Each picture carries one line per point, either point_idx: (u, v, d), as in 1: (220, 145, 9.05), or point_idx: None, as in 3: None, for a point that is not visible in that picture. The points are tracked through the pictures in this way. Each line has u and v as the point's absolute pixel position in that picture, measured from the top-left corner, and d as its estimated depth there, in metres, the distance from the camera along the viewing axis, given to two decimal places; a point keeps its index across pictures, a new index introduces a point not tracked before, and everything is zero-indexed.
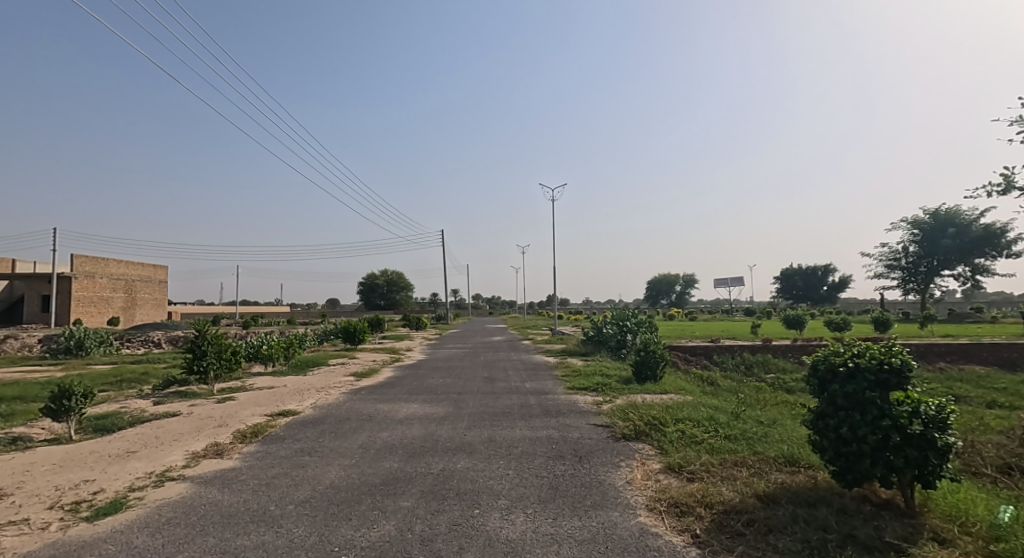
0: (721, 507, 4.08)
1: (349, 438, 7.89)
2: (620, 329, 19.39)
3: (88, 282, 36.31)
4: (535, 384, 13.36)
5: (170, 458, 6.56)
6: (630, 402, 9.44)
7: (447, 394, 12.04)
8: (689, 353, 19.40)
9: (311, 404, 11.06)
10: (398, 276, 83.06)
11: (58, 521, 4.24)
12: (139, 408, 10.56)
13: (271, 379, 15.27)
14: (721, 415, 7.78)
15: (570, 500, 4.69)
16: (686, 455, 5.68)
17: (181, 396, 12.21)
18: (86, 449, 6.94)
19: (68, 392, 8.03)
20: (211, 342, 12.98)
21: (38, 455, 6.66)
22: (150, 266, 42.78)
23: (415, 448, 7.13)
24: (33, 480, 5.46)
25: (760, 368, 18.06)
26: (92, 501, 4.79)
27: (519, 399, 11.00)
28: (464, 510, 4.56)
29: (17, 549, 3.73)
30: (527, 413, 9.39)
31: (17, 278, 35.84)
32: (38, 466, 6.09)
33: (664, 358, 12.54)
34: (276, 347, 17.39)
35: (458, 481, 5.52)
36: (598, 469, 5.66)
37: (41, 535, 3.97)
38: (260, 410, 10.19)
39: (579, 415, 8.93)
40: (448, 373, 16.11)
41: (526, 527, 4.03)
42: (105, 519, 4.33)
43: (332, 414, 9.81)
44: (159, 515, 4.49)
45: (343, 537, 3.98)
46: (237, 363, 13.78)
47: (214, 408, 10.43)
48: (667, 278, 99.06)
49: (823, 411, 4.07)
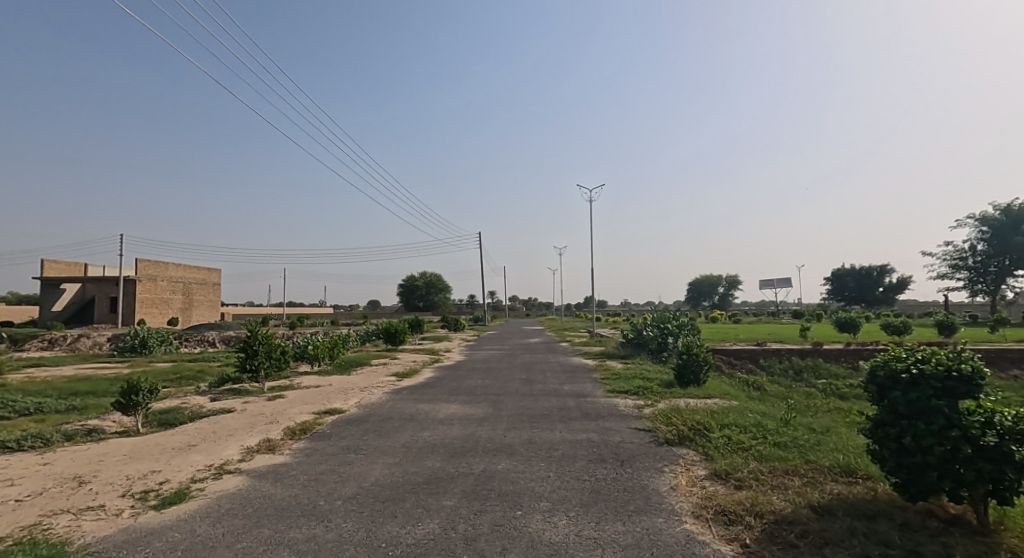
0: (772, 516, 3.94)
1: (391, 437, 8.06)
2: (661, 332, 19.01)
3: (150, 285, 38.67)
4: (573, 387, 13.20)
5: (226, 452, 6.89)
6: (672, 406, 9.25)
7: (486, 395, 12.14)
8: (734, 357, 18.86)
9: (354, 403, 11.41)
10: (436, 278, 84.85)
11: (130, 509, 4.53)
12: (197, 404, 11.16)
13: (317, 378, 15.82)
14: (769, 422, 7.50)
15: (613, 504, 4.66)
16: (732, 462, 5.51)
17: (234, 393, 12.79)
18: (151, 442, 7.37)
19: (135, 388, 8.56)
20: (262, 342, 13.58)
21: (111, 447, 7.11)
22: (204, 270, 45.11)
23: (456, 448, 7.25)
24: (106, 469, 5.86)
25: (809, 373, 17.28)
26: (159, 490, 5.09)
27: (557, 401, 10.96)
28: (506, 511, 4.59)
29: (94, 533, 4.00)
30: (565, 416, 9.33)
31: (88, 281, 38.69)
32: (110, 456, 6.52)
33: (707, 362, 12.18)
34: (321, 347, 17.99)
35: (499, 482, 5.56)
36: (640, 474, 5.55)
37: (115, 521, 4.25)
38: (307, 408, 10.58)
39: (619, 419, 8.83)
40: (486, 375, 16.25)
41: (569, 530, 4.02)
42: (171, 508, 4.60)
43: (376, 413, 10.09)
44: (218, 506, 4.75)
45: (390, 533, 4.09)
46: (285, 363, 14.34)
47: (265, 405, 10.88)
48: (708, 279, 96.57)
49: (883, 420, 3.86)
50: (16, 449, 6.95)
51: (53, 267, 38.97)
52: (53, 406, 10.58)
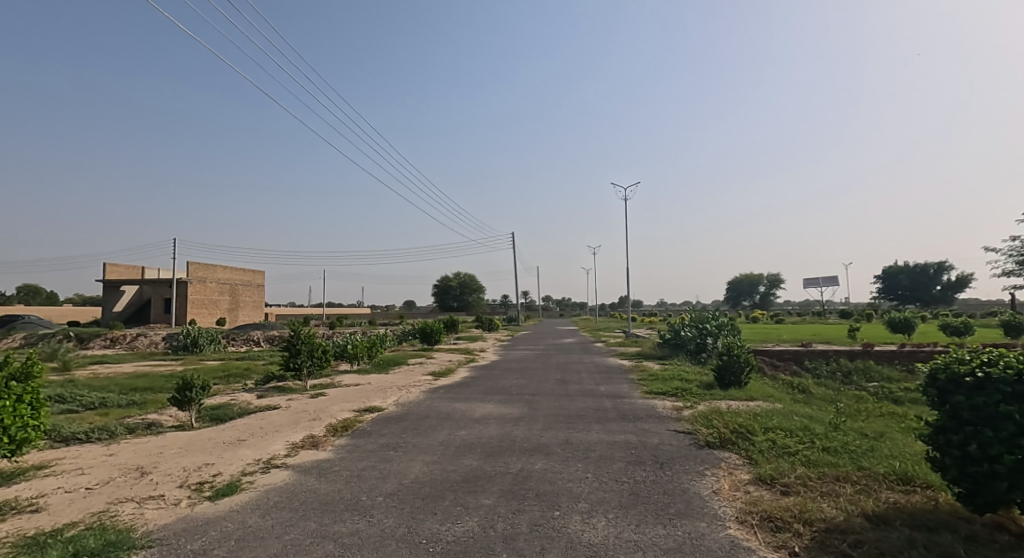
0: (822, 524, 3.79)
1: (429, 435, 8.19)
2: (699, 333, 18.55)
3: (200, 286, 40.61)
4: (609, 388, 13.05)
5: (273, 447, 7.17)
6: (713, 409, 9.01)
7: (521, 395, 12.17)
8: (778, 359, 18.21)
9: (393, 401, 11.65)
10: (470, 279, 85.71)
11: (187, 499, 4.78)
12: (245, 400, 11.65)
13: (356, 377, 16.25)
14: (817, 426, 7.20)
15: (652, 506, 4.59)
16: (778, 467, 5.33)
17: (278, 391, 13.29)
18: (204, 436, 7.75)
19: (189, 384, 9.01)
20: (304, 341, 14.05)
21: (168, 440, 7.52)
22: (249, 272, 47.04)
23: (492, 447, 7.30)
24: (165, 461, 6.20)
25: (859, 376, 16.50)
26: (213, 482, 5.35)
27: (593, 402, 10.88)
28: (544, 512, 4.59)
29: (156, 521, 4.25)
30: (602, 417, 9.23)
31: (145, 283, 40.98)
32: (168, 449, 6.89)
33: (749, 363, 11.80)
34: (360, 347, 18.45)
35: (536, 482, 5.56)
36: (681, 477, 5.45)
37: (174, 510, 4.49)
38: (348, 406, 10.88)
39: (657, 420, 8.68)
40: (521, 375, 16.27)
41: (608, 532, 3.99)
42: (224, 500, 4.83)
43: (414, 412, 10.27)
44: (267, 499, 4.95)
45: (430, 530, 4.16)
46: (326, 362, 14.78)
47: (308, 403, 11.26)
48: (748, 278, 93.68)
49: (945, 426, 3.65)
50: (84, 441, 7.43)
51: (113, 270, 41.48)
52: (115, 401, 11.27)
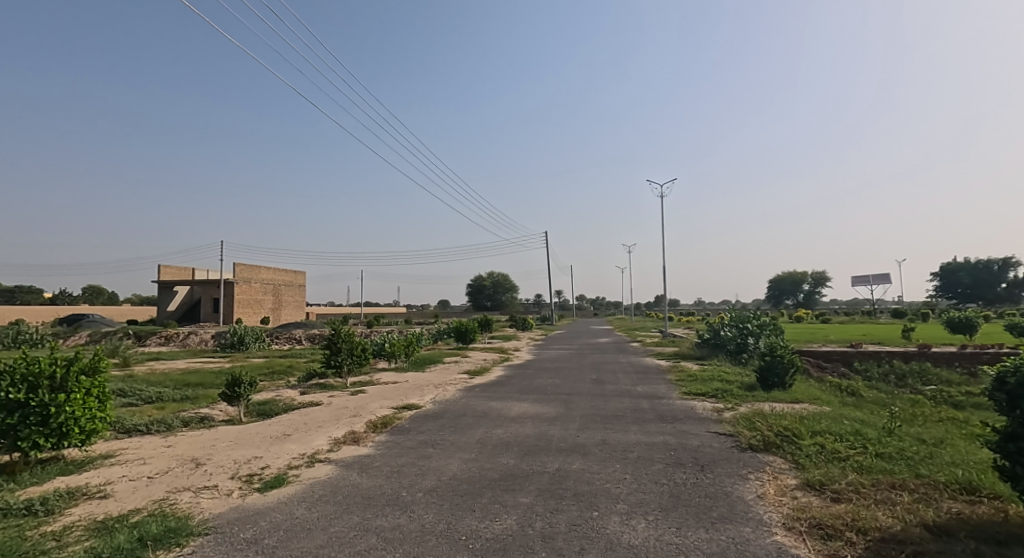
0: (877, 534, 3.61)
1: (466, 433, 8.28)
2: (740, 332, 18.00)
3: (246, 287, 42.38)
4: (646, 388, 12.83)
5: (317, 442, 7.41)
6: (756, 411, 8.73)
7: (557, 395, 12.12)
8: (824, 360, 17.47)
9: (430, 399, 11.83)
10: (503, 278, 86.15)
11: (238, 490, 5.01)
12: (289, 396, 12.09)
13: (394, 375, 16.58)
14: (869, 431, 6.87)
15: (694, 509, 4.49)
16: (827, 473, 5.12)
17: (320, 387, 13.73)
18: (253, 430, 8.09)
19: (238, 380, 9.42)
20: (344, 339, 14.45)
21: (220, 433, 7.89)
22: (292, 273, 48.77)
23: (529, 446, 7.30)
24: (218, 453, 6.51)
25: (915, 379, 15.61)
26: (261, 475, 5.58)
27: (630, 402, 10.73)
28: (583, 512, 4.56)
29: (211, 510, 4.47)
30: (639, 418, 9.10)
31: (195, 284, 43.10)
32: (220, 442, 7.23)
33: (794, 364, 11.38)
34: (397, 345, 18.83)
35: (574, 482, 5.53)
36: (723, 481, 5.30)
37: (227, 500, 4.71)
38: (387, 403, 11.12)
39: (697, 422, 8.48)
40: (556, 374, 16.22)
41: (649, 535, 3.93)
42: (272, 491, 5.03)
43: (451, 410, 10.39)
44: (313, 491, 5.12)
45: (469, 527, 4.20)
46: (365, 360, 15.15)
47: (348, 399, 11.58)
48: (791, 276, 90.29)
49: (1015, 433, 3.41)
50: (144, 432, 7.88)
51: (166, 271, 43.74)
52: (170, 395, 11.92)
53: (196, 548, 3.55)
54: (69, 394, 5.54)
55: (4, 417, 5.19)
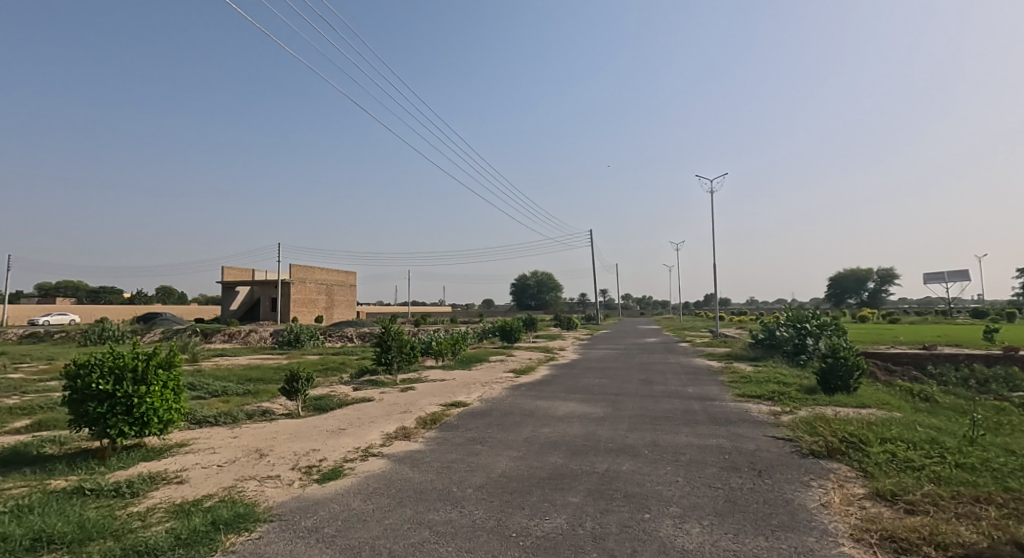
0: (959, 550, 3.35)
1: (514, 432, 8.32)
2: (799, 333, 17.15)
3: (301, 287, 44.36)
4: (697, 389, 12.45)
5: (370, 437, 7.66)
6: (817, 415, 8.30)
7: (604, 395, 11.98)
8: (894, 363, 16.35)
9: (477, 397, 11.97)
10: (548, 277, 86.18)
11: (299, 480, 5.25)
12: (343, 392, 12.57)
13: (441, 372, 16.90)
14: (947, 439, 6.37)
15: (751, 516, 4.32)
16: (899, 482, 4.80)
17: (372, 384, 14.17)
18: (311, 424, 8.46)
19: (296, 376, 9.88)
20: (394, 338, 14.86)
21: (281, 426, 8.31)
22: (343, 273, 50.64)
23: (577, 446, 7.25)
24: (279, 445, 6.86)
25: (999, 384, 14.35)
26: (320, 466, 5.84)
27: (680, 404, 10.45)
28: (634, 514, 4.48)
29: (275, 498, 4.71)
30: (691, 420, 8.85)
31: (255, 284, 45.54)
32: (281, 434, 7.61)
33: (858, 366, 10.74)
34: (444, 344, 19.17)
35: (624, 483, 5.45)
36: (783, 487, 5.07)
37: (289, 489, 4.96)
38: (435, 400, 11.34)
39: (753, 425, 8.15)
40: (603, 374, 16.02)
41: (704, 539, 3.81)
42: (330, 483, 5.24)
43: (498, 408, 10.47)
44: (367, 484, 5.30)
45: (519, 524, 4.22)
46: (414, 357, 15.51)
47: (399, 396, 11.89)
48: (854, 274, 85.16)
49: None
50: (213, 423, 8.41)
51: (229, 272, 46.41)
52: (234, 389, 12.64)
53: (263, 533, 3.75)
54: (149, 386, 5.99)
55: (94, 406, 5.67)
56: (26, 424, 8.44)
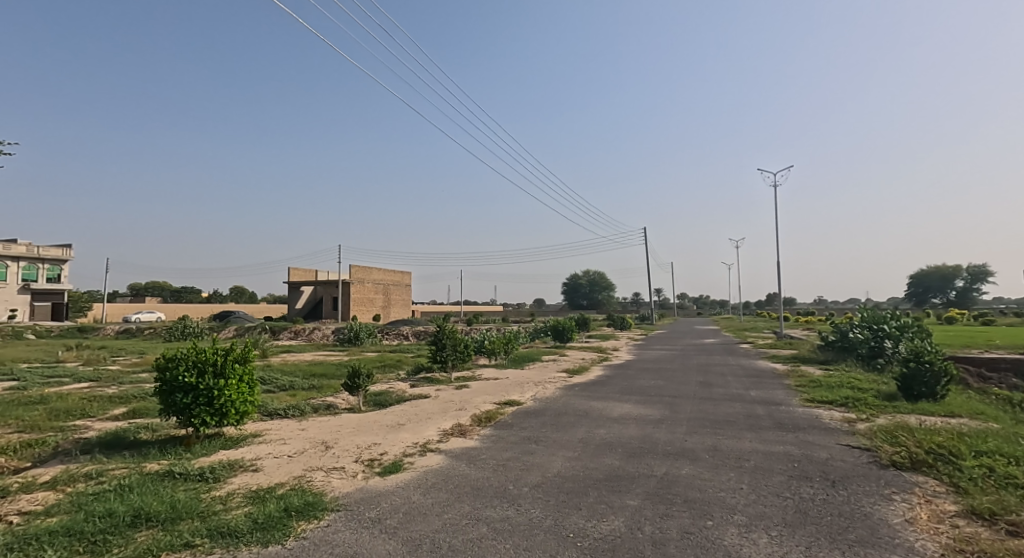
0: None
1: (568, 432, 8.28)
2: (875, 335, 15.96)
3: (360, 286, 46.20)
4: (761, 393, 11.87)
5: (428, 433, 7.86)
6: (898, 423, 7.69)
7: (661, 397, 11.66)
8: (987, 370, 14.88)
9: (530, 396, 11.99)
10: (600, 276, 85.07)
11: (363, 472, 5.47)
12: (400, 389, 12.97)
13: (494, 371, 17.07)
14: None
15: (826, 529, 4.06)
16: (998, 500, 4.35)
17: (428, 381, 14.53)
18: (371, 419, 8.79)
19: (357, 372, 10.29)
20: (448, 336, 15.16)
21: (344, 419, 8.69)
22: (399, 274, 52.27)
23: (634, 448, 7.10)
24: (343, 437, 7.18)
25: None
26: (381, 460, 6.06)
27: (743, 408, 10.00)
28: (696, 520, 4.33)
29: (341, 488, 4.93)
30: (755, 425, 8.44)
31: (318, 284, 47.91)
32: (344, 428, 7.95)
33: (945, 372, 9.86)
34: (497, 343, 19.35)
35: (684, 488, 5.28)
36: (861, 500, 4.74)
37: (354, 481, 5.18)
38: (489, 398, 11.46)
39: (825, 432, 7.67)
40: (658, 375, 15.61)
41: (773, 551, 3.62)
42: (391, 476, 5.43)
43: (551, 408, 10.44)
44: (426, 479, 5.44)
45: (576, 525, 4.19)
46: (468, 356, 15.76)
47: (454, 393, 12.12)
48: (939, 272, 78.11)
49: None
50: (282, 416, 8.91)
51: (294, 273, 49.09)
52: (301, 384, 13.35)
53: (331, 522, 3.93)
54: (227, 379, 6.43)
55: (181, 397, 6.17)
56: (122, 412, 9.30)
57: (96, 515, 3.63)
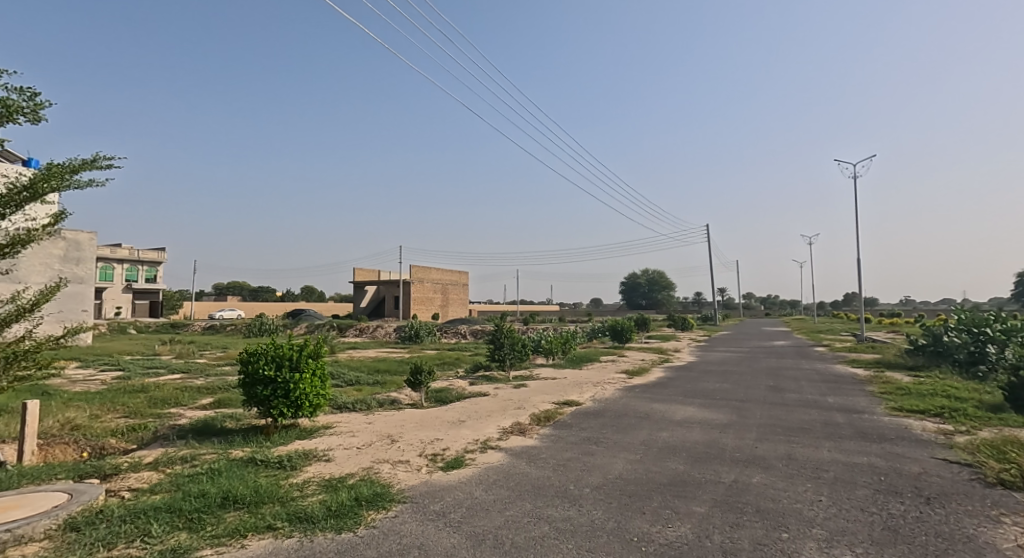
0: None
1: (630, 434, 8.09)
2: (975, 339, 14.42)
3: (419, 286, 47.58)
4: (840, 400, 11.05)
5: (488, 430, 7.95)
6: (1004, 438, 6.91)
7: (728, 401, 11.14)
8: None
9: (589, 396, 11.83)
10: (659, 275, 82.72)
11: (427, 467, 5.62)
12: (460, 386, 13.21)
13: (552, 370, 17.01)
14: None
15: (920, 550, 3.71)
16: None
17: (486, 379, 14.72)
18: (434, 415, 9.02)
19: (419, 369, 10.59)
20: (506, 335, 15.27)
21: (408, 415, 8.97)
22: (457, 274, 53.34)
23: (699, 453, 6.83)
24: (407, 432, 7.41)
25: None
26: (444, 455, 6.20)
27: (819, 415, 9.36)
28: (770, 532, 4.10)
29: (407, 481, 5.10)
30: (834, 433, 7.87)
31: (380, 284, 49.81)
32: (408, 422, 8.21)
33: None
34: (554, 342, 19.26)
35: (755, 497, 5.01)
36: (961, 520, 4.29)
37: (418, 474, 5.33)
38: (548, 398, 11.42)
39: (915, 444, 7.03)
40: (724, 378, 14.94)
41: None
42: (454, 471, 5.54)
43: (611, 409, 10.26)
44: (488, 476, 5.51)
45: (640, 529, 4.08)
46: (525, 355, 15.80)
47: (512, 392, 12.19)
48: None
49: None
50: (350, 409, 9.33)
51: (359, 273, 51.35)
52: (366, 379, 13.92)
53: (398, 513, 4.07)
54: (301, 373, 6.81)
55: (262, 389, 6.61)
56: (209, 401, 10.10)
57: (191, 495, 3.97)
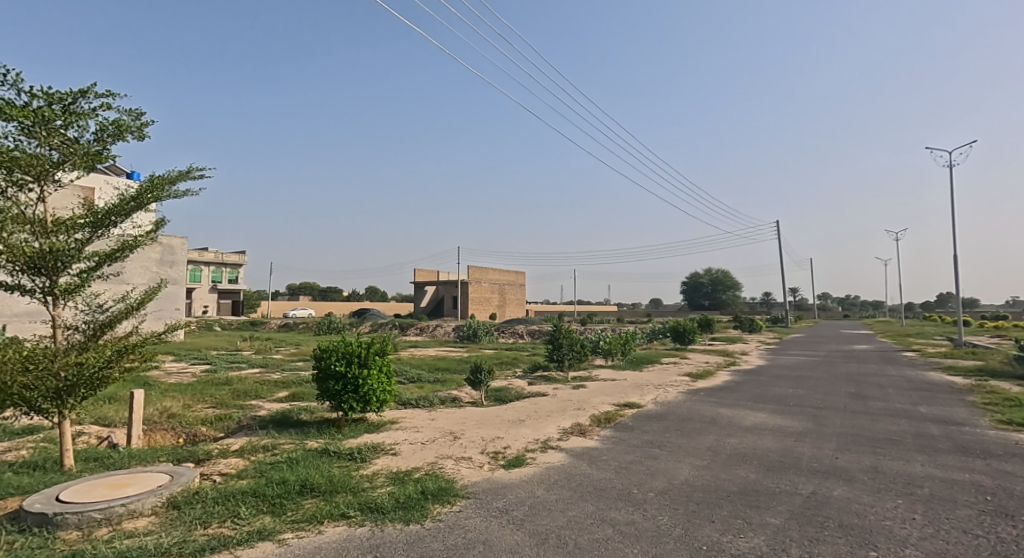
0: None
1: (695, 439, 7.78)
2: None
3: (477, 286, 48.34)
4: (934, 410, 10.06)
5: (548, 431, 7.93)
6: None
7: (803, 407, 10.45)
8: None
9: (651, 399, 11.50)
10: (724, 275, 79.18)
11: (488, 464, 5.69)
12: (518, 386, 13.27)
13: (611, 372, 16.70)
14: None
15: None
16: None
17: (544, 379, 14.70)
18: (494, 413, 9.12)
19: (479, 367, 10.74)
20: (565, 335, 15.17)
21: (468, 412, 9.13)
22: (514, 274, 53.70)
23: (772, 462, 6.46)
24: (469, 429, 7.54)
25: None
26: (505, 453, 6.24)
27: (910, 426, 8.57)
28: (855, 549, 3.80)
29: (469, 477, 5.19)
30: (927, 446, 7.19)
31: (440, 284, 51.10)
32: (469, 420, 8.35)
33: None
34: (614, 343, 18.90)
35: (837, 511, 4.66)
36: None
37: (480, 471, 5.41)
38: (608, 399, 11.23)
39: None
40: (798, 384, 14.05)
41: None
42: (515, 469, 5.58)
43: (675, 412, 9.91)
44: (549, 475, 5.49)
45: (710, 538, 3.91)
46: (584, 355, 15.62)
47: (571, 393, 12.08)
48: None
49: None
50: (414, 406, 9.62)
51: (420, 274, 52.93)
52: (428, 377, 14.31)
53: (462, 508, 4.14)
54: (369, 369, 7.12)
55: (334, 383, 6.98)
56: (285, 395, 10.77)
57: (273, 481, 4.25)
